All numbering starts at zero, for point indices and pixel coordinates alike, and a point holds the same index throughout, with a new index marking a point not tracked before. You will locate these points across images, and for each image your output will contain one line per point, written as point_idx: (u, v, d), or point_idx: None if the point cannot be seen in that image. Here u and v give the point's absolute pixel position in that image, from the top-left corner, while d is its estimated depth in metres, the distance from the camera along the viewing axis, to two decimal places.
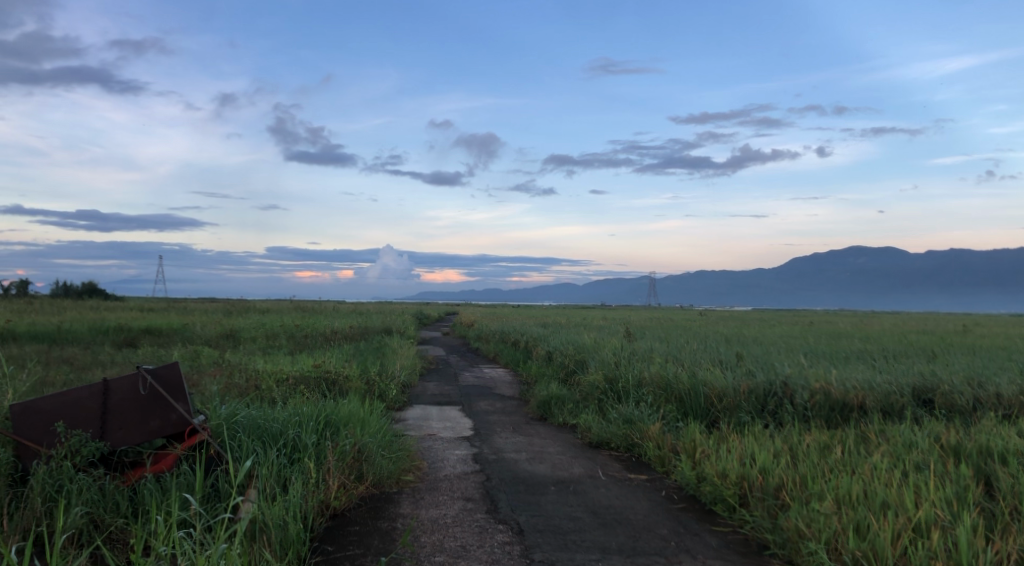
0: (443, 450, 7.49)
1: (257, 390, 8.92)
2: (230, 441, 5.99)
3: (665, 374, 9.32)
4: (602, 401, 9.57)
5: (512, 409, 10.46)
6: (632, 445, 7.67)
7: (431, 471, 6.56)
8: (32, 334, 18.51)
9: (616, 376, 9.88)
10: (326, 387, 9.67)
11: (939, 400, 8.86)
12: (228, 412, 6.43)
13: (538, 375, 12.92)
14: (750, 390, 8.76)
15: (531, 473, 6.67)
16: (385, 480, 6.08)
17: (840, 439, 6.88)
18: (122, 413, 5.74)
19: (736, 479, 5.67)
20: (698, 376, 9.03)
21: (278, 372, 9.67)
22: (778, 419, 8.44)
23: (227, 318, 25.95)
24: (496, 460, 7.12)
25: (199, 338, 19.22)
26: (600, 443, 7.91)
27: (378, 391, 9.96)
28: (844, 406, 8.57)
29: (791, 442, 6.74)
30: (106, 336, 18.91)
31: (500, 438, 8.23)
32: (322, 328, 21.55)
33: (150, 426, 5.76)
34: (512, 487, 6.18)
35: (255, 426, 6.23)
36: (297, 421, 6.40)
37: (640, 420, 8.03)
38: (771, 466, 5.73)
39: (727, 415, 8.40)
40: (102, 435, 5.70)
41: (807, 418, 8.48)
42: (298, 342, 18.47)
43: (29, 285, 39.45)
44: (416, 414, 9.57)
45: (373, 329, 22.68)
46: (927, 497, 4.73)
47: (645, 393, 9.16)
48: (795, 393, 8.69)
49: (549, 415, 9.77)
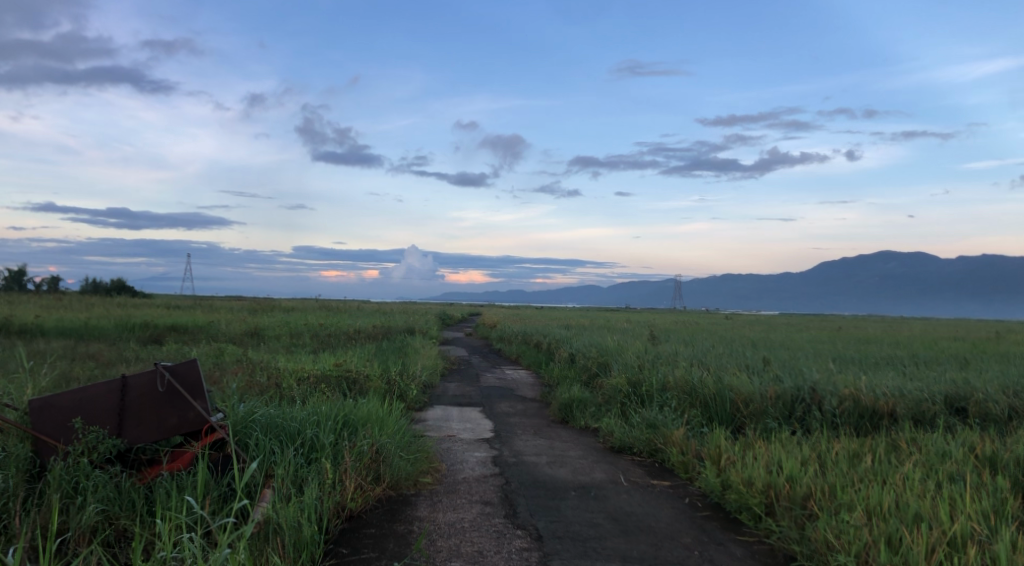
0: (463, 451, 7.39)
1: (277, 389, 8.91)
2: (247, 440, 5.95)
3: (689, 379, 9.14)
4: (625, 405, 9.42)
5: (533, 411, 10.35)
6: (654, 451, 7.52)
7: (450, 474, 6.47)
8: (60, 330, 18.77)
9: (639, 380, 9.72)
10: (346, 386, 9.64)
11: (974, 408, 8.58)
12: (246, 410, 6.39)
13: (560, 377, 12.79)
14: (776, 396, 8.55)
15: (551, 477, 6.54)
16: (403, 482, 6.00)
17: (871, 448, 6.66)
18: (140, 410, 5.72)
19: (762, 488, 5.50)
20: (723, 381, 8.84)
21: (299, 371, 9.66)
22: (806, 426, 8.22)
23: (252, 316, 26.17)
24: (517, 463, 7.01)
25: (223, 335, 19.34)
26: (622, 448, 7.76)
27: (398, 391, 9.91)
28: (873, 414, 8.33)
29: (820, 450, 6.55)
30: (132, 333, 19.09)
31: (521, 440, 8.13)
32: (345, 327, 21.60)
33: (168, 423, 5.76)
34: (531, 491, 6.06)
35: (272, 425, 6.18)
36: (315, 421, 6.35)
37: (663, 425, 7.88)
38: (798, 474, 5.55)
39: (753, 421, 8.21)
40: (120, 432, 5.69)
41: (835, 425, 8.26)
42: (321, 341, 18.51)
43: (61, 281, 40.13)
44: (436, 415, 9.49)
45: (395, 329, 22.69)
46: (963, 510, 4.53)
47: (669, 397, 8.99)
48: (823, 400, 8.47)
49: (570, 418, 9.64)
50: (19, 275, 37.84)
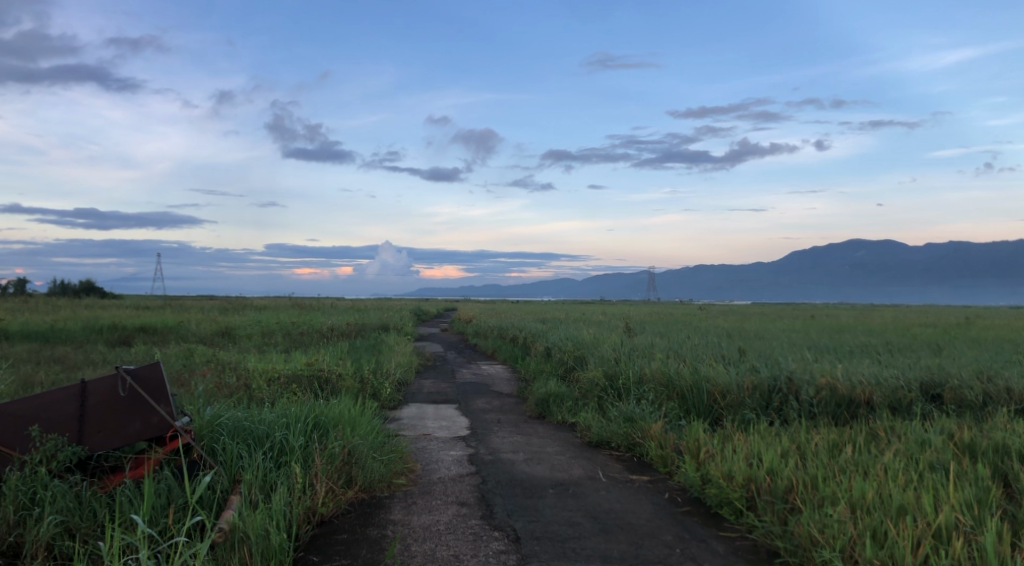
0: (438, 450, 7.24)
1: (246, 390, 8.68)
2: (213, 445, 5.72)
3: (666, 371, 9.08)
4: (602, 399, 9.32)
5: (510, 407, 10.23)
6: (632, 445, 7.42)
7: (425, 474, 6.30)
8: (25, 333, 18.27)
9: (616, 373, 9.63)
10: (318, 385, 9.44)
11: (948, 395, 8.63)
12: (212, 414, 6.16)
13: (536, 372, 12.67)
14: (753, 386, 8.52)
15: (529, 475, 6.41)
16: (376, 485, 5.83)
17: (849, 438, 6.64)
18: (101, 416, 5.45)
19: (743, 482, 5.42)
20: (700, 372, 8.79)
21: (269, 371, 9.42)
22: (783, 416, 8.20)
23: (223, 316, 25.72)
24: (493, 461, 6.87)
25: (194, 336, 18.98)
26: (600, 443, 7.66)
27: (372, 390, 9.71)
28: (850, 402, 8.34)
29: (799, 441, 6.50)
30: (99, 335, 18.65)
31: (497, 437, 7.99)
32: (318, 325, 21.31)
33: (130, 430, 5.46)
34: (508, 490, 5.92)
35: (239, 428, 5.97)
36: (284, 423, 6.14)
37: (641, 418, 7.79)
38: (779, 467, 5.49)
39: (731, 412, 8.17)
40: (80, 439, 5.43)
41: (812, 414, 8.25)
42: (294, 339, 18.23)
43: (27, 283, 39.21)
44: (410, 413, 9.33)
45: (369, 326, 22.43)
46: (947, 501, 4.48)
47: (646, 390, 8.91)
48: (800, 389, 8.45)
49: (547, 413, 9.52)
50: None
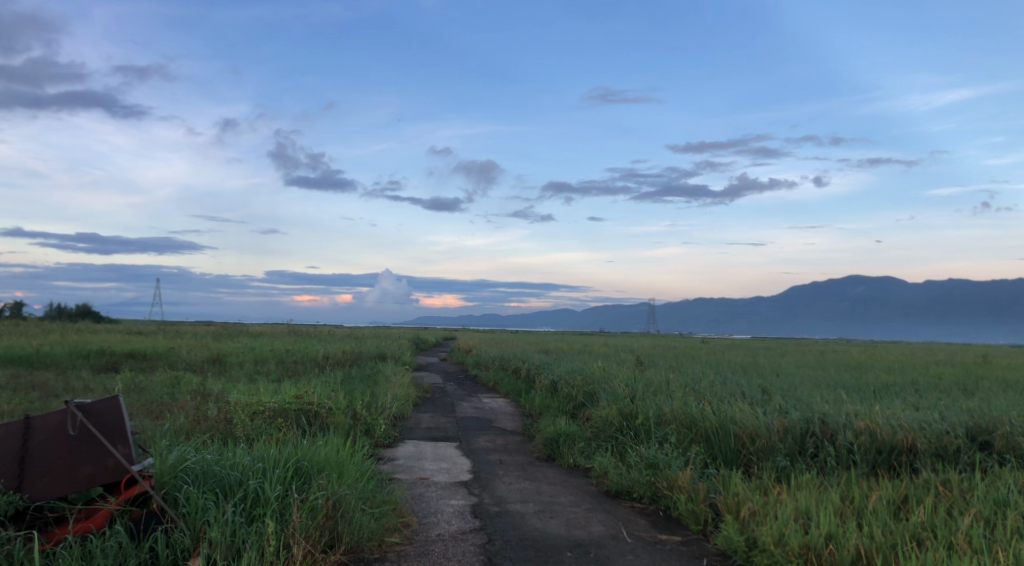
0: (437, 499, 6.41)
1: (227, 426, 7.86)
2: (176, 494, 4.90)
3: (688, 410, 8.30)
4: (618, 440, 8.47)
5: (516, 446, 9.38)
6: (657, 496, 6.60)
7: (422, 530, 5.46)
8: (8, 357, 17.43)
9: (632, 411, 8.79)
10: (306, 421, 8.61)
11: (998, 443, 7.79)
12: (177, 457, 5.33)
13: (542, 408, 11.83)
14: (785, 429, 7.75)
15: (542, 532, 5.56)
16: (365, 544, 5.00)
17: (909, 498, 5.86)
18: (45, 459, 4.64)
19: (799, 550, 4.74)
20: (727, 413, 8.00)
21: (254, 404, 8.58)
22: (820, 464, 7.43)
23: (217, 342, 24.84)
24: (500, 513, 6.02)
25: (183, 363, 18.13)
26: (619, 492, 6.85)
27: (366, 426, 8.88)
28: (892, 450, 7.53)
29: (852, 500, 5.69)
30: (86, 361, 17.83)
31: (503, 483, 7.16)
32: (314, 353, 20.51)
33: (80, 475, 4.65)
34: (520, 553, 5.08)
35: (207, 474, 5.15)
36: (261, 469, 5.30)
37: (664, 464, 6.96)
38: (841, 534, 4.83)
39: (762, 459, 7.38)
40: (19, 485, 4.61)
41: (852, 461, 7.47)
42: (288, 368, 17.41)
43: (24, 306, 38.45)
44: (407, 452, 8.50)
45: (366, 355, 21.56)
46: None
47: (667, 431, 8.09)
48: (836, 434, 7.69)
49: (556, 454, 8.67)
50: None
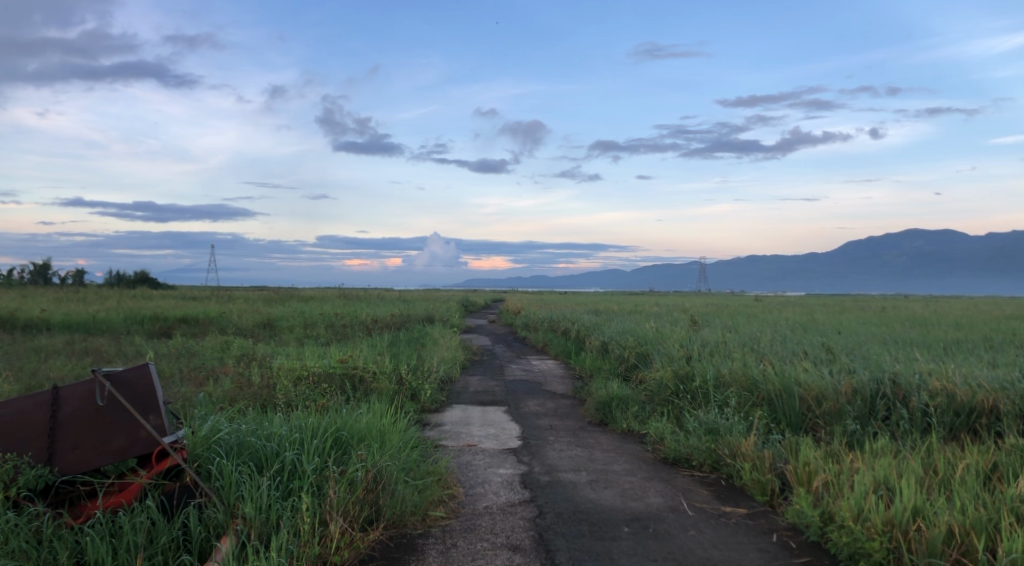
0: (484, 468, 6.10)
1: (270, 392, 7.70)
2: (209, 467, 4.69)
3: (748, 372, 7.81)
4: (674, 404, 8.05)
5: (566, 410, 9.03)
6: (718, 464, 6.17)
7: (468, 502, 5.16)
8: (66, 325, 17.75)
9: (687, 373, 8.34)
10: (351, 386, 8.40)
11: None
12: (211, 427, 5.12)
13: (593, 369, 11.45)
14: (854, 391, 7.17)
15: (596, 504, 5.20)
16: (407, 519, 4.73)
17: (1001, 466, 5.30)
18: (75, 430, 4.45)
19: (883, 528, 4.25)
20: (790, 374, 7.47)
21: (298, 368, 8.38)
22: (893, 427, 6.86)
23: (267, 306, 25.02)
24: (551, 484, 5.67)
25: (234, 328, 18.23)
26: (678, 460, 6.44)
27: (411, 390, 8.63)
28: (973, 412, 6.88)
29: (937, 468, 5.16)
30: (140, 327, 18.06)
31: (554, 450, 6.82)
32: (363, 316, 20.43)
33: (111, 447, 4.45)
34: (573, 528, 4.72)
35: (242, 446, 4.93)
36: (298, 439, 5.06)
37: (726, 430, 6.52)
38: (930, 509, 4.32)
39: (830, 423, 6.86)
40: (49, 458, 4.43)
41: (927, 425, 6.89)
42: (337, 332, 17.34)
43: (86, 275, 39.52)
44: (454, 417, 8.24)
45: (415, 318, 21.42)
46: None
47: (727, 394, 7.63)
48: (910, 396, 7.11)
49: (609, 419, 8.29)
50: (43, 267, 36.99)
